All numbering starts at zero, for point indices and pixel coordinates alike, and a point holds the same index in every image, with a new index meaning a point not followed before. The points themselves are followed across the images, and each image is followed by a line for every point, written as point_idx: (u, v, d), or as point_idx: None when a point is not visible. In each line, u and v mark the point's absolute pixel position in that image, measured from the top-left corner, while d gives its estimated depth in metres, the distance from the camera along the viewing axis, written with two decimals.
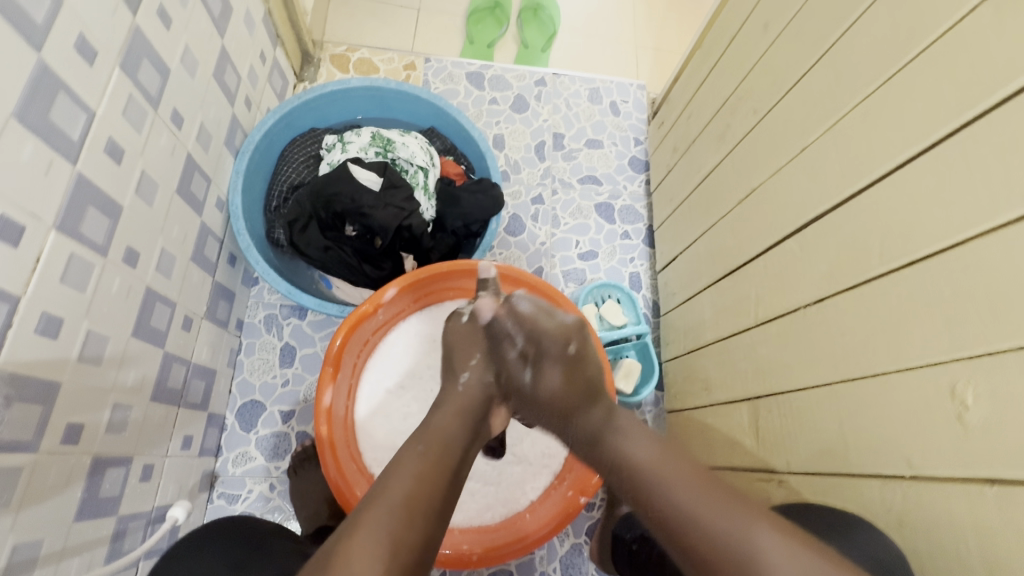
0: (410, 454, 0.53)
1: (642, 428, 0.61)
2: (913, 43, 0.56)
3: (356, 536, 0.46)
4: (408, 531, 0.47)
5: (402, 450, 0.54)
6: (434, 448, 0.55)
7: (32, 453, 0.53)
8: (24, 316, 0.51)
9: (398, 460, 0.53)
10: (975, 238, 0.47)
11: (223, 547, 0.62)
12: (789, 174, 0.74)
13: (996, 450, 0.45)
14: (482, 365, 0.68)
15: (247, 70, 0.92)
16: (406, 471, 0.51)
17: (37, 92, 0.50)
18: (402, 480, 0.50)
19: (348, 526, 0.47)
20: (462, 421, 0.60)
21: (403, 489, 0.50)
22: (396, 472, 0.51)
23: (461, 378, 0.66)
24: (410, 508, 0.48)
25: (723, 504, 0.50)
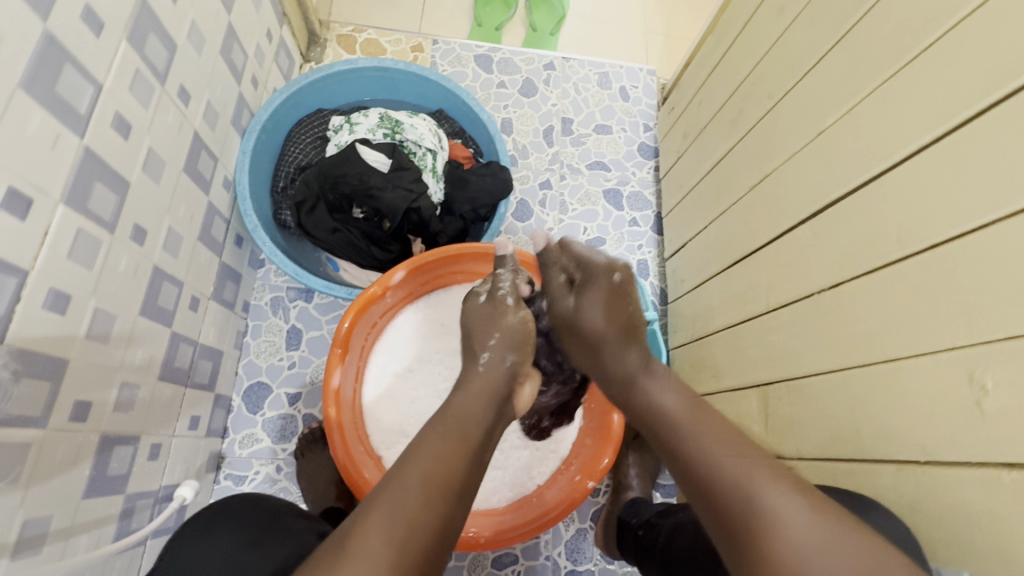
0: (431, 435, 0.53)
1: (677, 412, 0.57)
2: (936, 22, 0.54)
3: (371, 517, 0.45)
4: (425, 512, 0.46)
5: (423, 432, 0.53)
6: (453, 432, 0.53)
7: (40, 429, 0.53)
8: (32, 291, 0.50)
9: (420, 442, 0.52)
10: (997, 223, 0.46)
11: (238, 523, 0.63)
12: (804, 158, 0.73)
13: (1015, 438, 0.44)
14: (500, 347, 0.66)
15: (253, 49, 0.91)
16: (423, 455, 0.50)
17: (43, 62, 0.49)
18: (419, 464, 0.49)
19: (367, 506, 0.47)
20: (482, 404, 0.58)
21: (420, 471, 0.49)
22: (414, 453, 0.50)
23: (481, 359, 0.65)
24: (429, 490, 0.47)
25: (757, 485, 0.47)
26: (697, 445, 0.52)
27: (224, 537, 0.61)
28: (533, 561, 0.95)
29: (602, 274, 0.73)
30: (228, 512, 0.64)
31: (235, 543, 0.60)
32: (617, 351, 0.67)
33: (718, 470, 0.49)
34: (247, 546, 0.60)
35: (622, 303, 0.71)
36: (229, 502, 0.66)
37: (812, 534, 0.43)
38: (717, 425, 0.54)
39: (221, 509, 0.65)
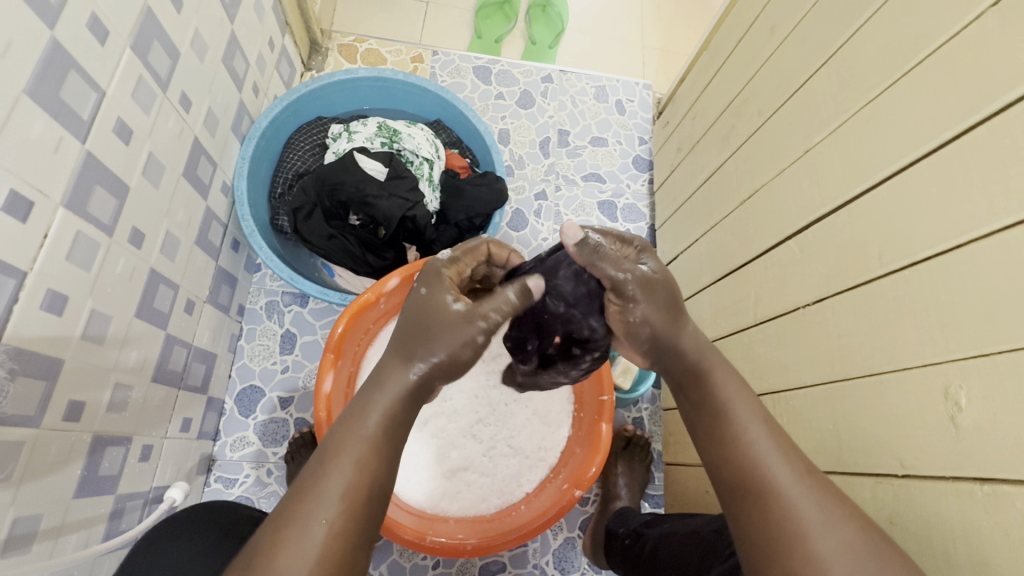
0: (356, 431, 0.47)
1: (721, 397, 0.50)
2: (919, 47, 0.56)
3: (285, 531, 0.42)
4: (342, 522, 0.43)
5: (341, 423, 0.48)
6: (375, 435, 0.47)
7: (34, 428, 0.54)
8: (30, 293, 0.51)
9: (335, 440, 0.46)
10: (972, 243, 0.48)
11: (206, 531, 0.64)
12: (791, 176, 0.74)
13: (987, 452, 0.45)
14: (436, 349, 0.49)
15: (255, 57, 0.93)
16: (344, 464, 0.45)
17: (48, 69, 0.50)
18: (339, 473, 0.44)
19: (282, 517, 0.43)
20: (405, 406, 0.50)
21: (340, 480, 0.44)
22: (333, 454, 0.45)
23: (414, 369, 0.49)
24: (349, 504, 0.44)
25: (793, 493, 0.44)
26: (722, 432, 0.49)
27: (190, 545, 0.62)
28: (520, 569, 0.95)
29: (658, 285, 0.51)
30: (194, 523, 0.65)
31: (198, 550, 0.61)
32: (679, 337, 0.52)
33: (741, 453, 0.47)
34: (207, 553, 0.61)
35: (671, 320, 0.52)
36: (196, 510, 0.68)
37: (836, 531, 0.42)
38: (757, 417, 0.49)
39: (191, 516, 0.66)
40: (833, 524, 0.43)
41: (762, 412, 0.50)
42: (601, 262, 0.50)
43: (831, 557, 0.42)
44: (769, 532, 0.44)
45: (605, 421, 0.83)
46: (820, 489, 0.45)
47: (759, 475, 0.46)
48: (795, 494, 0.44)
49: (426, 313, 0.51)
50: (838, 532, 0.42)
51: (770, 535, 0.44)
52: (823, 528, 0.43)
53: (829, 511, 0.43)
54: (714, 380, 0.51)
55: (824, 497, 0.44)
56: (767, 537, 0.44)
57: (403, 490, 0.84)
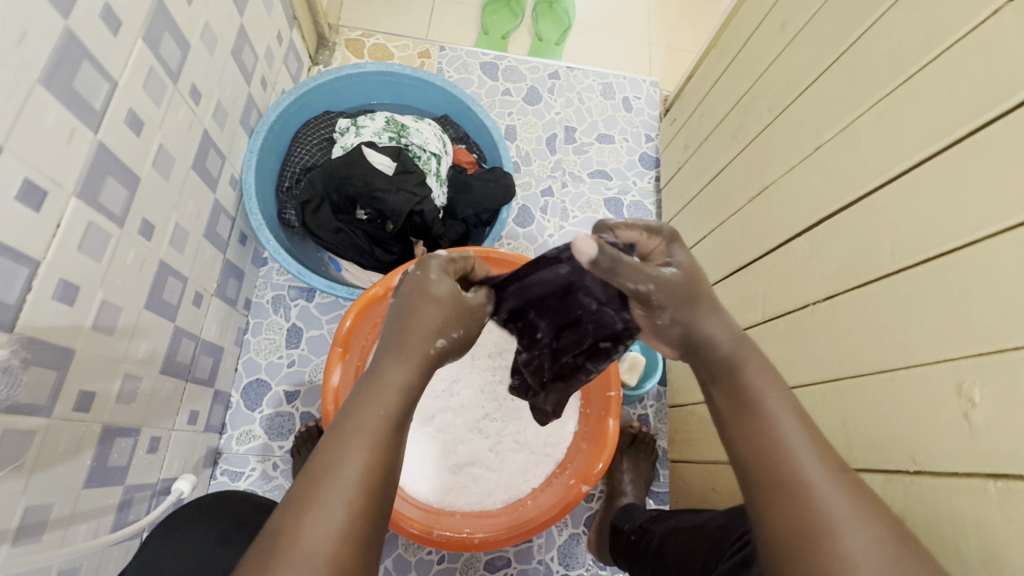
0: (371, 410, 0.44)
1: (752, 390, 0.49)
2: (933, 43, 0.56)
3: (302, 513, 0.38)
4: (363, 501, 0.39)
5: (351, 405, 0.44)
6: (389, 414, 0.44)
7: (45, 417, 0.54)
8: (42, 282, 0.51)
9: (347, 421, 0.43)
10: (984, 240, 0.48)
11: (216, 519, 0.64)
12: (801, 173, 0.74)
13: (1000, 448, 0.45)
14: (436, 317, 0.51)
15: (263, 50, 0.93)
16: (360, 442, 0.41)
17: (62, 59, 0.50)
18: (356, 452, 0.41)
19: (297, 500, 0.39)
20: (420, 382, 0.48)
21: (357, 459, 0.41)
22: (349, 431, 0.42)
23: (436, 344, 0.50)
24: (368, 482, 0.40)
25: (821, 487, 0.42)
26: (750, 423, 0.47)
27: (196, 536, 0.62)
28: (525, 565, 0.95)
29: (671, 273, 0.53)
30: (199, 512, 0.65)
31: (208, 541, 0.61)
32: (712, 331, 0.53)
33: (768, 446, 0.45)
34: (218, 543, 0.61)
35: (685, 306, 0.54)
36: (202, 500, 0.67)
37: (864, 527, 0.40)
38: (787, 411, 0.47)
39: (199, 507, 0.66)
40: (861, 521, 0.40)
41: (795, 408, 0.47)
42: (621, 271, 0.49)
43: (860, 556, 0.38)
44: (796, 527, 0.41)
45: (613, 417, 0.82)
46: (851, 487, 0.42)
47: (785, 468, 0.43)
48: (821, 486, 0.42)
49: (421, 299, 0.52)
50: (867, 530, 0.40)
51: (794, 526, 0.41)
52: (849, 523, 0.40)
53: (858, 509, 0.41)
54: (745, 374, 0.50)
55: (854, 494, 0.42)
56: (792, 533, 0.41)
57: (408, 484, 0.84)
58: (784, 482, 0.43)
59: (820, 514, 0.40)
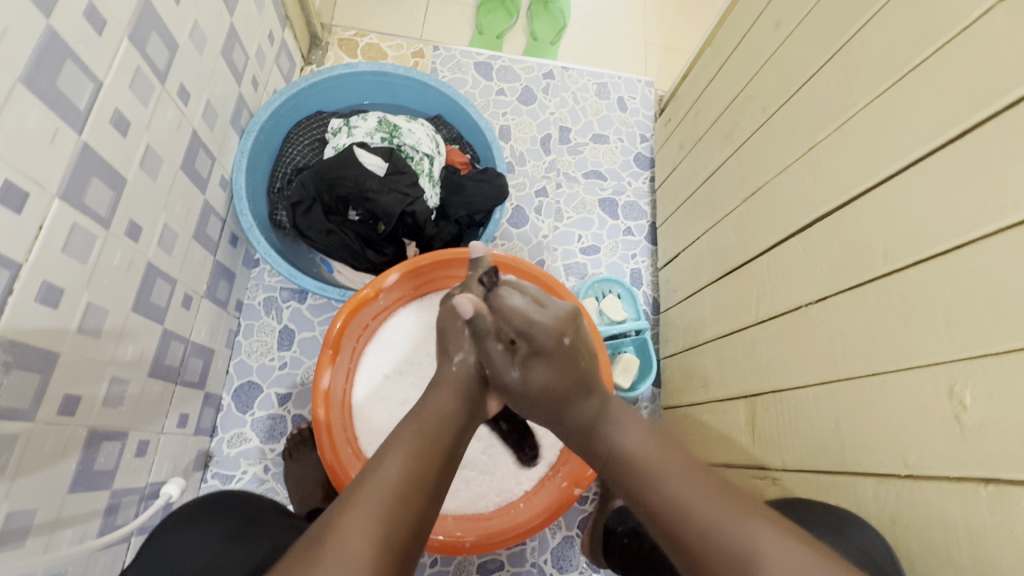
0: (379, 482, 0.47)
1: (638, 446, 0.58)
2: (927, 42, 0.56)
3: (345, 516, 0.44)
4: (402, 506, 0.46)
5: (361, 479, 0.48)
6: (397, 482, 0.48)
7: (28, 421, 0.53)
8: (25, 284, 0.51)
9: (355, 490, 0.47)
10: (978, 241, 0.47)
11: (220, 517, 0.63)
12: (795, 173, 0.74)
13: (993, 450, 0.45)
14: (449, 396, 0.59)
15: (255, 50, 0.92)
16: (369, 512, 0.45)
17: (44, 58, 0.49)
18: (362, 518, 0.44)
19: (341, 506, 0.46)
20: (455, 405, 0.59)
21: (396, 468, 0.49)
22: (390, 448, 0.51)
23: (455, 360, 0.63)
24: (404, 488, 0.47)
25: (712, 508, 0.50)
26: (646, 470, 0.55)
27: (204, 530, 0.61)
28: (519, 567, 0.95)
29: (579, 276, 0.69)
30: (204, 506, 0.64)
31: (216, 536, 0.61)
32: (594, 356, 0.66)
33: (659, 488, 0.53)
34: (224, 540, 0.60)
35: (591, 310, 0.68)
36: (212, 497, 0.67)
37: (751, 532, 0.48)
38: (676, 452, 0.56)
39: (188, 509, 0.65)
40: (748, 518, 0.48)
41: (675, 446, 0.57)
42: None
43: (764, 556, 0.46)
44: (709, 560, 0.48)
45: None
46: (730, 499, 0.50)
47: (675, 493, 0.52)
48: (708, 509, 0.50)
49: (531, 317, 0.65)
50: (751, 523, 0.48)
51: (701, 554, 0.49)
52: (732, 521, 0.48)
53: (744, 511, 0.49)
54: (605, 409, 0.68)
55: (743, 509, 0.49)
56: (705, 562, 0.48)
57: None
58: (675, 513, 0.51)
59: (715, 529, 0.49)
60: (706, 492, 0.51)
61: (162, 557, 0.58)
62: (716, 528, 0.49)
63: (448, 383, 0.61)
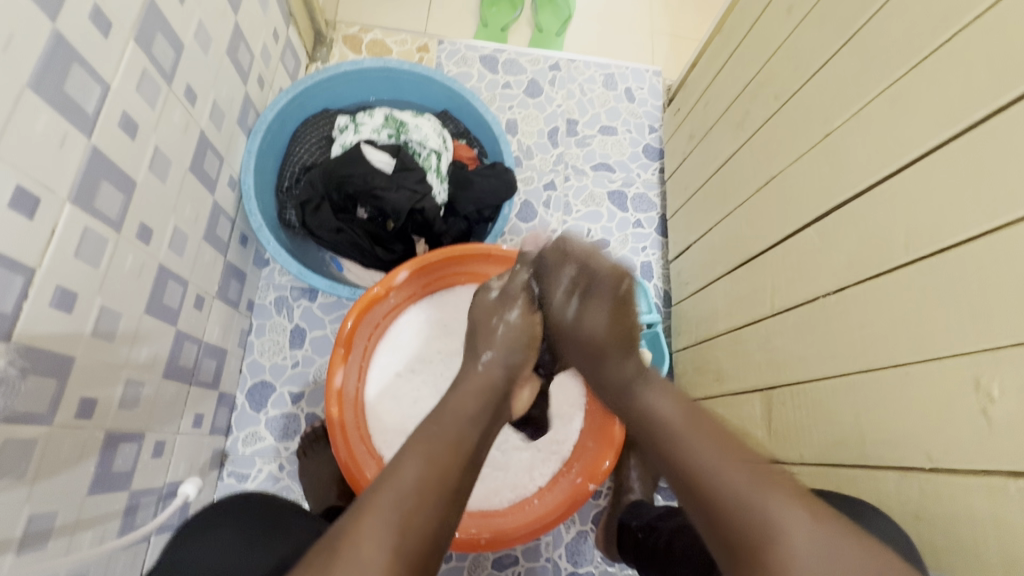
0: (396, 485, 0.47)
1: (672, 417, 0.57)
2: (948, 24, 0.54)
3: (362, 523, 0.45)
4: (421, 517, 0.46)
5: (378, 482, 0.48)
6: (415, 487, 0.47)
7: (46, 425, 0.54)
8: (39, 289, 0.51)
9: (374, 494, 0.47)
10: (1004, 228, 0.46)
11: (241, 522, 0.64)
12: (810, 161, 0.72)
13: (1021, 444, 0.44)
14: (471, 397, 0.58)
15: (260, 48, 0.91)
16: (384, 522, 0.45)
17: (51, 62, 0.49)
18: (375, 529, 0.44)
19: (356, 513, 0.46)
20: (478, 404, 0.58)
21: (413, 474, 0.48)
22: (408, 452, 0.50)
23: (482, 359, 0.65)
24: (424, 495, 0.47)
25: (760, 499, 0.48)
26: (683, 443, 0.54)
27: (225, 537, 0.62)
28: (533, 562, 0.95)
29: (608, 282, 0.69)
30: (228, 507, 0.65)
31: (239, 542, 0.61)
32: (617, 359, 0.65)
33: (703, 468, 0.51)
34: (248, 547, 0.61)
35: (623, 315, 0.68)
36: (232, 500, 0.67)
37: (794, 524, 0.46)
38: (710, 426, 0.55)
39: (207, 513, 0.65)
40: (774, 500, 0.47)
41: (711, 424, 0.55)
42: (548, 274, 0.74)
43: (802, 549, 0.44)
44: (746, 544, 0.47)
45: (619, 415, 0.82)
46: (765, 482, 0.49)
47: (704, 469, 0.51)
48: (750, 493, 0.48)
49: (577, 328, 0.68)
50: (776, 500, 0.47)
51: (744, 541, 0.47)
52: (759, 498, 0.48)
53: (774, 491, 0.48)
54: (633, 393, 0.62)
55: (780, 496, 0.48)
56: (732, 535, 0.48)
57: None
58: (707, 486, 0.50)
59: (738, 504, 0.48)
60: (737, 470, 0.50)
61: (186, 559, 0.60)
62: (751, 501, 0.48)
63: (470, 388, 0.60)
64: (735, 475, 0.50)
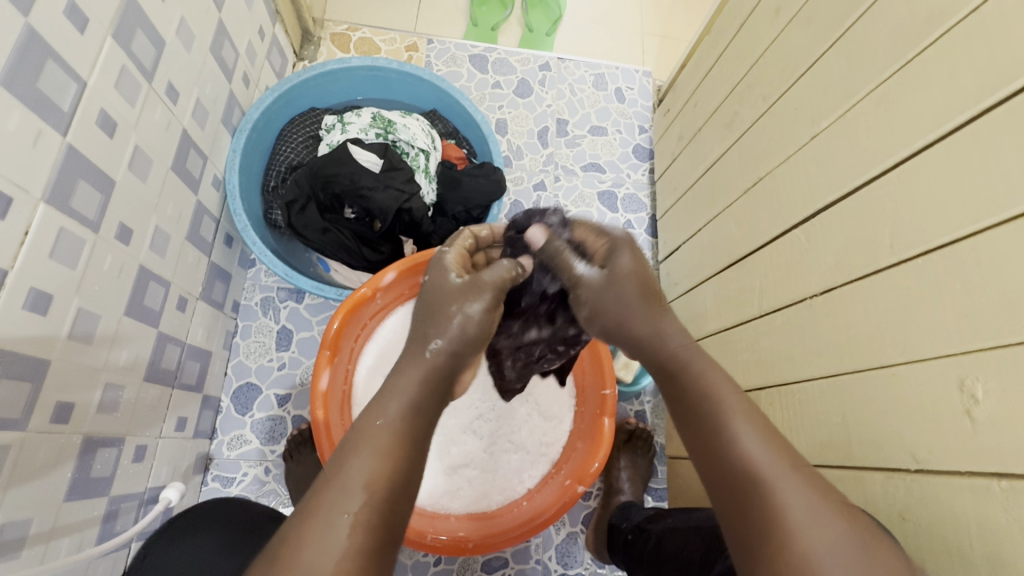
0: (344, 484, 0.45)
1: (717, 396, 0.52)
2: (934, 25, 0.54)
3: (308, 523, 0.43)
4: (365, 514, 0.44)
5: (326, 477, 0.47)
6: (363, 486, 0.45)
7: (20, 431, 0.52)
8: (12, 292, 0.50)
9: (318, 497, 0.45)
10: (990, 229, 0.46)
11: (213, 529, 0.62)
12: (798, 162, 0.72)
13: (1006, 446, 0.44)
14: (416, 378, 0.53)
15: (245, 46, 0.90)
16: (333, 522, 0.43)
17: (24, 58, 0.48)
18: (321, 529, 0.43)
19: (301, 513, 0.44)
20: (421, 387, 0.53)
21: (361, 472, 0.46)
22: (353, 447, 0.48)
23: (430, 347, 0.56)
24: (372, 491, 0.45)
25: (787, 496, 0.44)
26: (723, 428, 0.49)
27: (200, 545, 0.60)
28: (523, 564, 0.94)
29: (621, 237, 0.63)
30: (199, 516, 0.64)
31: (213, 547, 0.60)
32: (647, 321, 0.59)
33: (737, 453, 0.47)
34: (222, 553, 0.60)
35: (644, 267, 0.61)
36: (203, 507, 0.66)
37: (823, 530, 0.42)
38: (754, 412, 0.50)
39: (183, 520, 0.63)
40: (812, 499, 0.43)
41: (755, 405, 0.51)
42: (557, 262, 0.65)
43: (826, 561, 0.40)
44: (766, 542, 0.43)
45: (608, 416, 0.81)
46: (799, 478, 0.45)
47: (741, 451, 0.47)
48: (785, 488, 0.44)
49: (588, 292, 0.62)
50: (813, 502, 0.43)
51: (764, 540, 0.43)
52: (797, 498, 0.43)
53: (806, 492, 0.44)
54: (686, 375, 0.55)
55: (813, 498, 0.43)
56: (754, 534, 0.44)
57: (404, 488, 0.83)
58: (742, 469, 0.46)
59: (769, 494, 0.44)
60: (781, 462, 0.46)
61: (157, 562, 0.59)
62: (781, 500, 0.44)
63: (412, 374, 0.54)
64: (769, 466, 0.45)
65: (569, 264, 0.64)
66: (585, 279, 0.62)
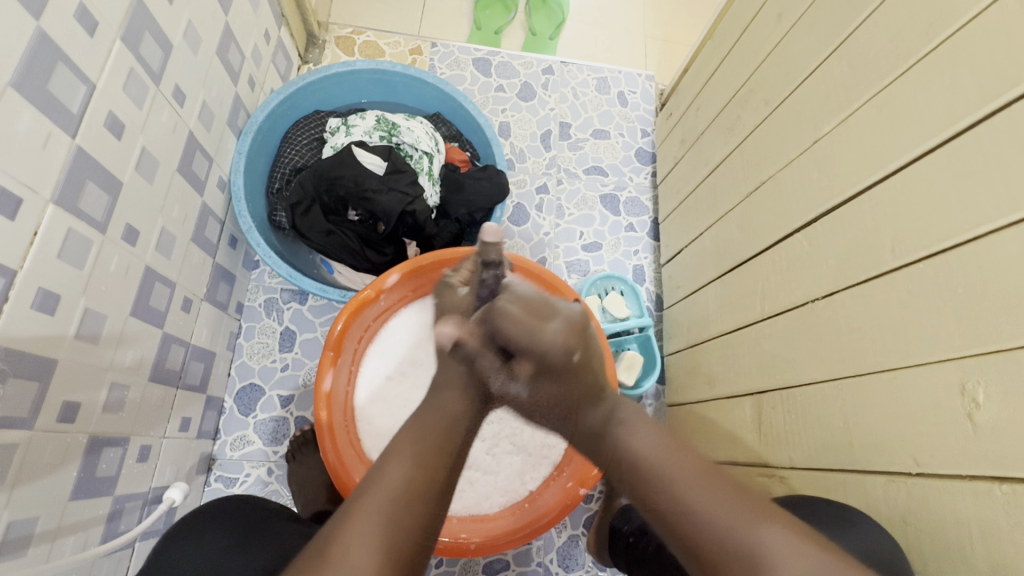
0: (383, 484, 0.48)
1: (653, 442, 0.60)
2: (936, 30, 0.54)
3: (351, 517, 0.45)
4: (405, 512, 0.46)
5: (364, 483, 0.49)
6: (401, 487, 0.48)
7: (27, 430, 0.53)
8: (20, 292, 0.50)
9: (357, 501, 0.47)
10: (992, 234, 0.46)
11: (218, 529, 0.62)
12: (800, 166, 0.73)
13: (1008, 449, 0.44)
14: (455, 400, 0.62)
15: (251, 49, 0.91)
16: (373, 515, 0.45)
17: (36, 61, 0.49)
18: (363, 522, 0.45)
19: (344, 512, 0.46)
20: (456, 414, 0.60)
21: (398, 477, 0.49)
22: (393, 457, 0.52)
23: (457, 356, 0.69)
24: (409, 494, 0.48)
25: (739, 515, 0.49)
26: (669, 466, 0.56)
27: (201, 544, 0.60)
28: (525, 566, 0.94)
29: (576, 309, 0.74)
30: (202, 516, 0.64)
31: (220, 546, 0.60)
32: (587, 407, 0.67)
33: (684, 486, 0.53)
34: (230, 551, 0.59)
35: (578, 375, 0.68)
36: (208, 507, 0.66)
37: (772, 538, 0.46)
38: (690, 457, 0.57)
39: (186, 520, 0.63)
40: (758, 514, 0.49)
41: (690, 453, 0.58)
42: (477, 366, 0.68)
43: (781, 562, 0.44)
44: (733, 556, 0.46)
45: None
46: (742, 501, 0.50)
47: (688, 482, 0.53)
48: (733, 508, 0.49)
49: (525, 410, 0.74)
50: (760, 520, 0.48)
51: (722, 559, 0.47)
52: (743, 514, 0.49)
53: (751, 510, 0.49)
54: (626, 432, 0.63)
55: (759, 515, 0.49)
56: (713, 556, 0.47)
57: None
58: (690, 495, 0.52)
59: (718, 518, 0.49)
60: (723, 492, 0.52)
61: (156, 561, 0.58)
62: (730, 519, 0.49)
63: (448, 408, 0.61)
64: (713, 492, 0.51)
65: (485, 372, 0.68)
66: (499, 392, 0.70)
